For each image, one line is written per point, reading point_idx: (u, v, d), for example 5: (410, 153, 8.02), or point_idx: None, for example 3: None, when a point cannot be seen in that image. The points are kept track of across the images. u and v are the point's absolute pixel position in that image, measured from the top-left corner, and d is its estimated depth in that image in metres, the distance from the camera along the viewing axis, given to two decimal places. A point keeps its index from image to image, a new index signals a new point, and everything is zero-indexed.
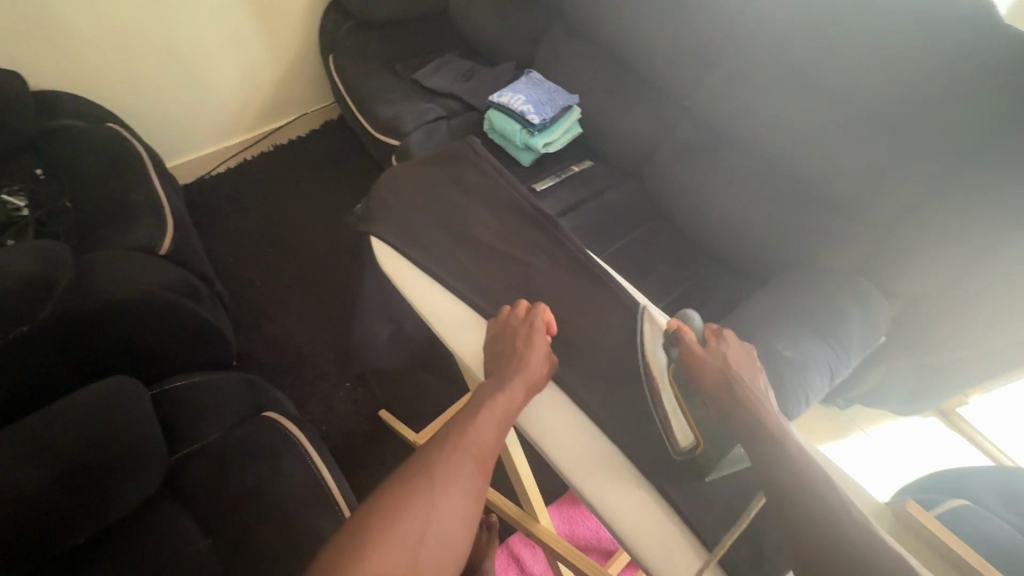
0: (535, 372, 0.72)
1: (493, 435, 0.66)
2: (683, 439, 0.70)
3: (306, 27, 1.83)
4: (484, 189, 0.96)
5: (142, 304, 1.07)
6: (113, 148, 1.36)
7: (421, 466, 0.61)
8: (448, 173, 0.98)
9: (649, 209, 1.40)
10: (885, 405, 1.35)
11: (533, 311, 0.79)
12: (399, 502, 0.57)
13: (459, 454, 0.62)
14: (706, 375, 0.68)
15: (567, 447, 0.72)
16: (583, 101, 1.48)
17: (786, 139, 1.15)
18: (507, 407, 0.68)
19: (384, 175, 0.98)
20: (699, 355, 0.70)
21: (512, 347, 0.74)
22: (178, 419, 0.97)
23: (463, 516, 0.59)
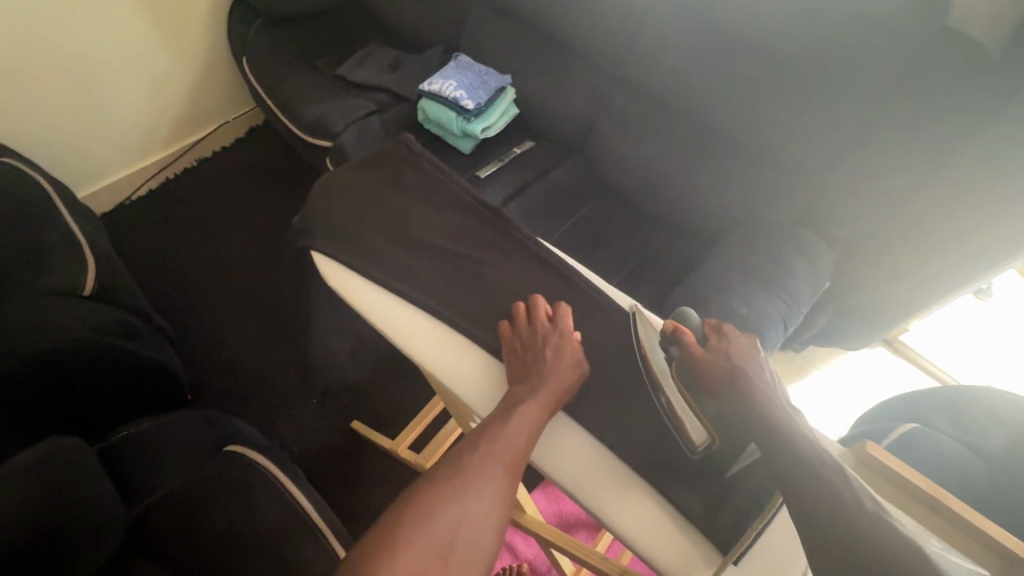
0: (563, 378, 0.72)
1: (524, 440, 0.66)
2: (694, 436, 0.71)
3: (213, 30, 1.70)
4: (422, 183, 0.92)
5: (74, 355, 0.99)
6: (15, 187, 1.23)
7: (453, 471, 0.64)
8: (383, 170, 0.94)
9: (596, 183, 1.40)
10: (837, 343, 1.43)
11: (557, 317, 0.77)
12: (426, 500, 0.60)
13: (489, 459, 0.64)
14: (709, 369, 0.69)
15: (577, 473, 0.72)
16: (516, 80, 1.44)
17: (719, 99, 1.16)
18: (537, 414, 0.68)
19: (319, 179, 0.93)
20: (701, 357, 0.70)
21: (537, 355, 0.73)
22: (133, 471, 0.90)
23: (492, 518, 0.61)
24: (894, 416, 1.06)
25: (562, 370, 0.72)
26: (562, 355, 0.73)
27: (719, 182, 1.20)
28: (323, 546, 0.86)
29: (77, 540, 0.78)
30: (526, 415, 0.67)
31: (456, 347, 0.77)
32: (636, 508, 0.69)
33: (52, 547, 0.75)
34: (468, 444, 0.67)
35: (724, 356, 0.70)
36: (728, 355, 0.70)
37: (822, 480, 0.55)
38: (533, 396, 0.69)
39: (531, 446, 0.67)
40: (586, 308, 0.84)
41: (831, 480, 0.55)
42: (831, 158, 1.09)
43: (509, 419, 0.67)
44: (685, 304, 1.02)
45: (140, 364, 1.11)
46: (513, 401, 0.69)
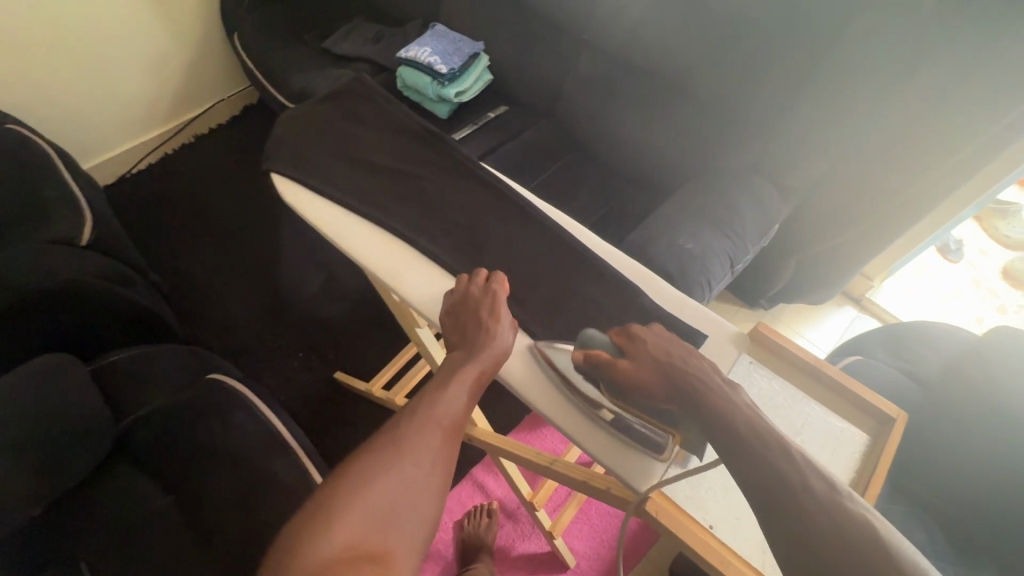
0: (502, 342, 0.69)
1: (462, 406, 0.64)
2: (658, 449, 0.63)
3: (206, 8, 1.78)
4: (382, 123, 0.99)
5: (71, 289, 1.07)
6: (19, 149, 1.32)
7: (389, 441, 0.59)
8: (344, 110, 1.01)
9: (567, 144, 1.46)
10: (800, 297, 1.48)
11: (494, 279, 0.74)
12: (359, 474, 0.55)
13: (427, 426, 0.60)
14: (638, 377, 0.59)
15: (534, 380, 0.70)
16: (490, 48, 1.51)
17: (675, 54, 1.21)
18: (477, 376, 0.66)
19: (282, 116, 0.99)
20: (625, 375, 0.59)
21: (477, 316, 0.71)
22: (120, 390, 0.98)
23: (433, 484, 0.57)
24: (846, 351, 1.14)
25: (499, 333, 0.69)
26: (502, 313, 0.71)
27: (679, 136, 1.26)
28: (293, 462, 0.95)
29: (66, 446, 0.86)
30: (463, 378, 0.65)
31: (401, 251, 0.81)
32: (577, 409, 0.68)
33: (42, 450, 0.84)
34: (405, 411, 0.63)
35: (650, 355, 0.59)
36: None
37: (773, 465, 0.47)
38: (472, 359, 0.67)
39: (469, 412, 0.65)
40: (526, 223, 0.87)
41: (790, 472, 0.47)
42: (781, 106, 1.13)
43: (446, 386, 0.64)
44: (638, 242, 1.08)
45: (130, 307, 1.19)
46: (450, 368, 0.67)
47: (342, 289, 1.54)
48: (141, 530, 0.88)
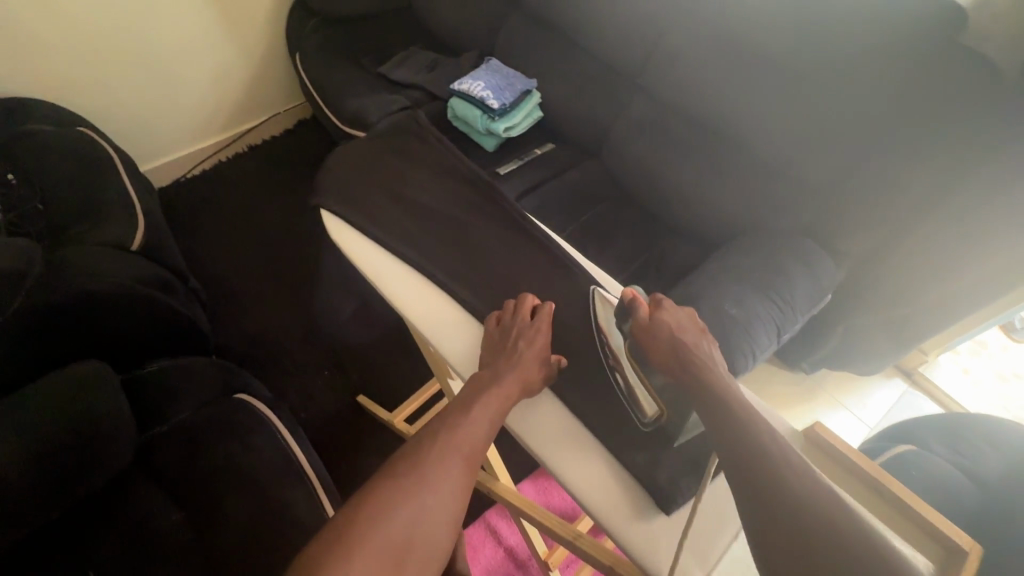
0: (529, 372, 0.73)
1: (484, 435, 0.67)
2: (646, 408, 0.73)
3: (273, 27, 1.85)
4: (434, 163, 0.99)
5: (115, 295, 1.11)
6: (85, 152, 1.41)
7: (414, 465, 0.62)
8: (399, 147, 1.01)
9: (611, 186, 1.43)
10: (846, 367, 1.41)
11: (538, 312, 0.79)
12: (382, 498, 0.58)
13: (451, 454, 0.64)
14: (656, 345, 0.71)
15: (545, 430, 0.75)
16: (543, 85, 1.50)
17: (731, 108, 1.18)
18: (500, 402, 0.70)
19: (338, 150, 1.01)
20: (646, 326, 0.73)
21: (509, 341, 0.76)
22: (150, 401, 0.99)
23: (453, 510, 0.61)
24: (895, 438, 1.05)
25: (529, 364, 0.73)
26: (535, 345, 0.75)
27: (731, 191, 1.22)
28: (309, 493, 0.94)
29: (86, 454, 0.86)
30: (487, 408, 0.69)
31: (438, 301, 0.82)
32: (601, 482, 0.71)
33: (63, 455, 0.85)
34: (428, 434, 0.66)
35: (667, 332, 0.71)
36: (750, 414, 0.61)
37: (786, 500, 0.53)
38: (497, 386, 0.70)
39: (490, 440, 0.68)
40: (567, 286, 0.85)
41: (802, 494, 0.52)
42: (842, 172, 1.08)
43: (472, 414, 0.68)
44: (679, 300, 1.04)
45: (168, 314, 1.22)
46: (476, 393, 0.71)
47: (373, 313, 1.54)
48: (148, 551, 0.86)
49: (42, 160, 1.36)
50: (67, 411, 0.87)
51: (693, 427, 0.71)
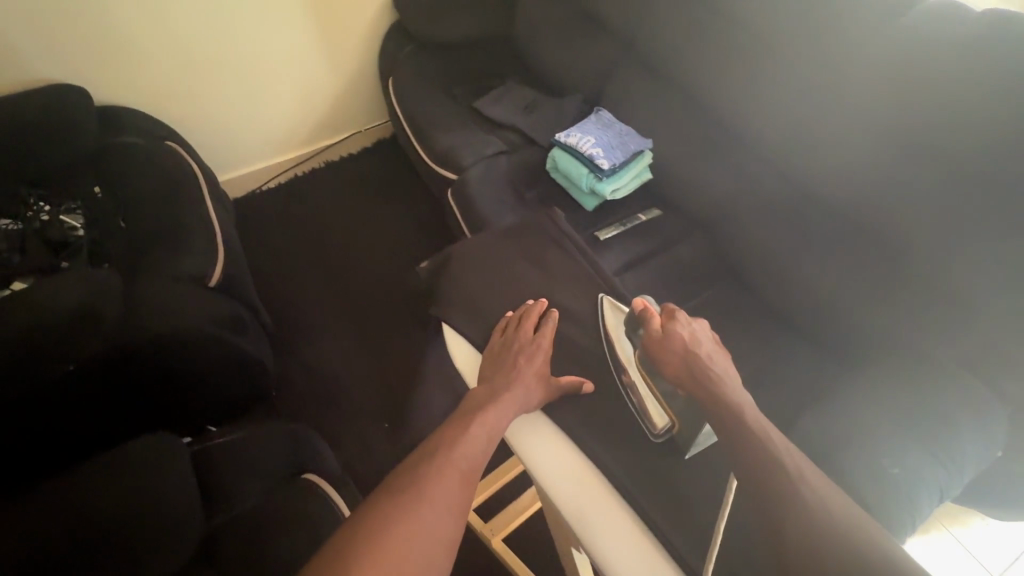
0: (524, 390, 0.86)
1: (480, 449, 0.77)
2: (657, 421, 0.88)
3: (367, 46, 1.77)
4: (553, 265, 1.08)
5: (189, 342, 1.05)
6: (169, 167, 1.35)
7: (417, 475, 0.70)
8: (522, 247, 1.10)
9: (722, 265, 1.28)
10: (977, 507, 1.21)
11: (540, 331, 0.94)
12: (394, 505, 0.66)
13: (451, 466, 0.72)
14: (669, 360, 0.82)
15: (538, 442, 0.87)
16: (656, 144, 1.36)
17: (884, 208, 1.00)
18: (496, 414, 0.81)
19: (456, 248, 1.09)
20: (655, 339, 0.85)
21: (511, 361, 0.90)
22: (218, 483, 0.92)
23: (453, 510, 0.68)
24: None
25: (527, 380, 0.88)
26: (531, 363, 0.90)
27: (887, 306, 1.02)
28: None
29: (144, 546, 0.79)
30: (484, 421, 0.80)
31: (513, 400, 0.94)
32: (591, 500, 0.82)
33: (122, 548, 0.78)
34: (430, 446, 0.75)
35: (680, 345, 0.82)
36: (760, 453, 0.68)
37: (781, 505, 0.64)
38: (495, 403, 0.82)
39: (485, 454, 0.77)
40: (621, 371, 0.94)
41: (790, 502, 0.64)
42: None
43: (469, 430, 0.78)
44: (819, 444, 0.91)
45: (237, 358, 1.16)
46: (475, 407, 0.82)
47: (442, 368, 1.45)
48: None
49: (127, 176, 1.32)
50: (133, 500, 0.83)
51: (706, 437, 0.84)
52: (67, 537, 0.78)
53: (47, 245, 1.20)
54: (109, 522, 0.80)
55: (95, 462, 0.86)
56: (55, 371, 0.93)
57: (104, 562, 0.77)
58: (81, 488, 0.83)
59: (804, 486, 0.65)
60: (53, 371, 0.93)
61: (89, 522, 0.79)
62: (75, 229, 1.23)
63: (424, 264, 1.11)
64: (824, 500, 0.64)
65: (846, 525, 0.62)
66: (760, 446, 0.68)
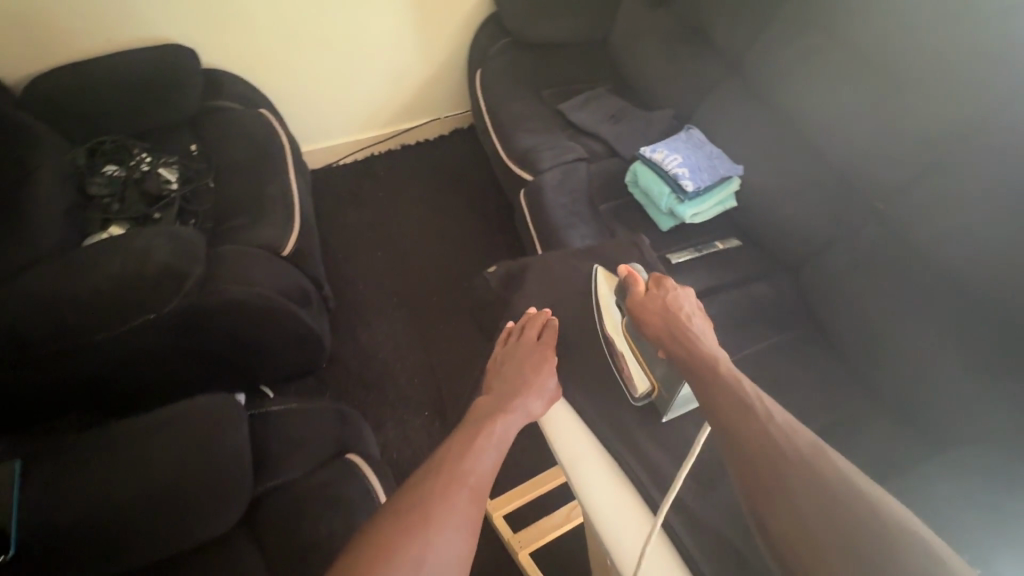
0: (531, 400, 0.82)
1: (487, 472, 0.71)
2: (639, 385, 0.89)
3: (460, 36, 1.77)
4: None
5: (258, 308, 1.10)
6: (259, 135, 1.40)
7: (422, 500, 0.65)
8: (606, 270, 1.05)
9: (799, 309, 1.20)
10: None
11: (543, 340, 0.92)
12: (398, 533, 0.60)
13: (458, 486, 0.67)
14: (651, 319, 0.80)
15: (558, 418, 0.81)
16: (747, 171, 1.29)
17: (1001, 279, 0.90)
18: (501, 436, 0.76)
19: (539, 260, 1.06)
20: (642, 301, 0.83)
21: (518, 372, 0.87)
22: (267, 451, 0.95)
23: (461, 539, 0.63)
24: None
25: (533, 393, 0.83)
26: (538, 376, 0.86)
27: (989, 391, 0.91)
28: None
29: (192, 507, 0.84)
30: (490, 443, 0.74)
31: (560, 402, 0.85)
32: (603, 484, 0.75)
33: (170, 503, 0.84)
34: (436, 461, 0.71)
35: (664, 305, 0.81)
36: (730, 402, 0.64)
37: (758, 456, 0.59)
38: (502, 419, 0.78)
39: (493, 478, 0.71)
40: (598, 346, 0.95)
41: (763, 444, 0.59)
42: None
43: (477, 452, 0.72)
44: None
45: (298, 328, 1.20)
46: (482, 427, 0.77)
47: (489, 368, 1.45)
48: None
49: (222, 140, 1.38)
50: (191, 453, 0.88)
51: (685, 402, 0.87)
52: (132, 476, 0.84)
53: (144, 197, 1.29)
54: (166, 473, 0.85)
55: (161, 413, 0.92)
56: (131, 322, 0.99)
57: (151, 508, 0.82)
58: (142, 438, 0.88)
59: (771, 425, 0.61)
60: (133, 319, 0.99)
61: (150, 470, 0.85)
62: (170, 183, 1.29)
63: (492, 268, 1.09)
64: (799, 444, 0.59)
65: (832, 476, 0.56)
66: (728, 401, 0.64)
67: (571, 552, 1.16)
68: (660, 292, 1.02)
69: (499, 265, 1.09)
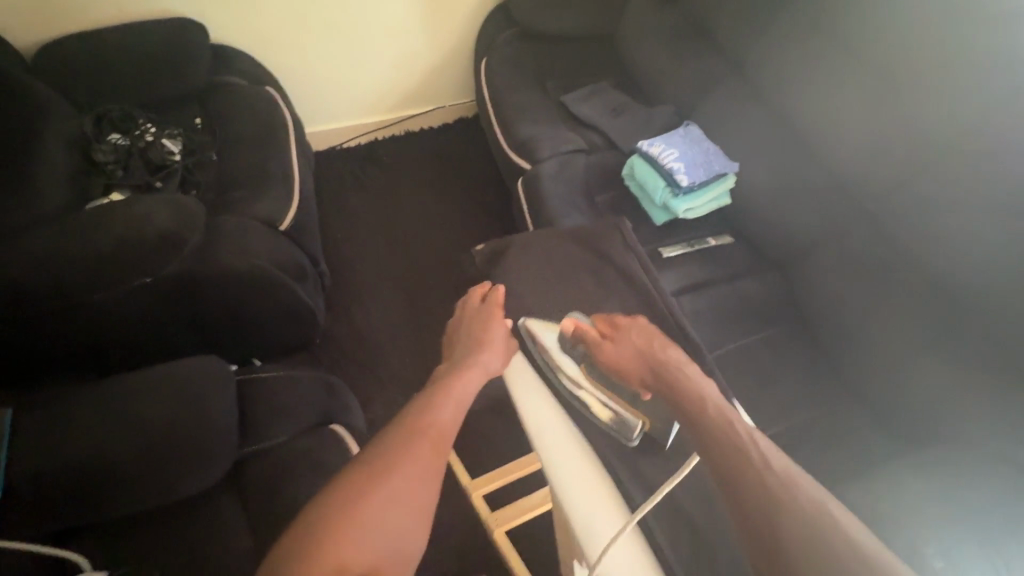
0: (489, 358, 0.85)
1: (448, 426, 0.73)
2: (628, 425, 0.85)
3: (468, 25, 1.78)
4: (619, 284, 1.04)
5: (253, 278, 1.12)
6: (263, 112, 1.42)
7: (383, 453, 0.67)
8: (585, 256, 1.07)
9: (785, 307, 1.22)
10: None
11: (489, 301, 0.94)
12: (357, 481, 0.63)
13: (418, 439, 0.69)
14: (626, 364, 0.82)
15: (538, 404, 0.82)
16: (743, 170, 1.30)
17: (982, 285, 0.91)
18: (461, 394, 0.78)
19: (521, 240, 1.07)
20: (605, 349, 0.84)
21: (475, 334, 0.89)
22: (255, 415, 0.97)
23: (421, 484, 0.65)
24: None
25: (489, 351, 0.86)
26: (492, 333, 0.88)
27: (961, 394, 0.93)
28: None
29: (169, 459, 0.86)
30: (450, 400, 0.76)
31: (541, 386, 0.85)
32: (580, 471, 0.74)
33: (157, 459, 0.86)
34: (397, 420, 0.73)
35: (635, 345, 0.83)
36: (723, 441, 0.67)
37: (748, 493, 0.62)
38: (461, 378, 0.80)
39: (454, 432, 0.73)
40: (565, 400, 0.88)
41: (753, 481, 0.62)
42: None
43: (437, 408, 0.74)
44: None
45: (292, 301, 1.22)
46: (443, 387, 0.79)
47: None
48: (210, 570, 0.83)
49: (227, 114, 1.40)
50: (180, 412, 0.90)
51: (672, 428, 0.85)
52: (122, 431, 0.87)
53: (147, 165, 1.31)
54: (155, 430, 0.88)
55: (152, 373, 0.93)
56: (128, 283, 1.02)
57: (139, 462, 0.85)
58: (133, 395, 0.90)
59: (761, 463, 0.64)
60: (132, 281, 1.02)
61: (139, 425, 0.88)
62: (173, 153, 1.31)
63: (479, 247, 1.09)
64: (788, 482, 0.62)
65: (809, 506, 0.59)
66: (720, 439, 0.67)
67: (548, 533, 1.18)
68: (648, 282, 1.04)
69: (486, 245, 1.09)
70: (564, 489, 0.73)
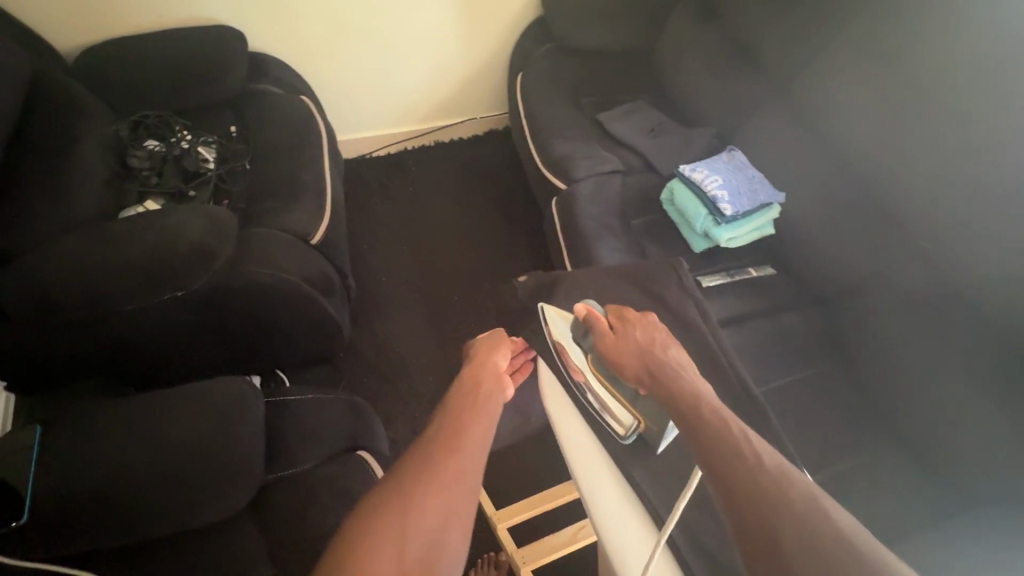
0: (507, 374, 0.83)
1: (478, 443, 0.69)
2: (625, 425, 0.82)
3: (504, 37, 1.76)
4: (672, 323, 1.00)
5: (283, 293, 1.10)
6: (297, 121, 1.40)
7: (413, 472, 0.63)
8: (637, 292, 1.02)
9: (830, 345, 1.16)
10: None
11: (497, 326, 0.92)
12: (384, 502, 0.60)
13: (448, 456, 0.65)
14: (626, 361, 0.76)
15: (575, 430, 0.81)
16: (788, 199, 1.25)
17: None
18: (490, 409, 0.75)
19: (573, 275, 1.02)
20: (612, 343, 0.79)
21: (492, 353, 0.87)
22: (282, 438, 0.95)
23: (452, 507, 0.61)
24: None
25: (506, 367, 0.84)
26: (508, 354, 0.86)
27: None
28: None
29: (193, 483, 0.84)
30: (481, 416, 0.73)
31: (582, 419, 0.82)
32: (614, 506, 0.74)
33: (181, 481, 0.84)
34: (427, 436, 0.69)
35: (638, 342, 0.77)
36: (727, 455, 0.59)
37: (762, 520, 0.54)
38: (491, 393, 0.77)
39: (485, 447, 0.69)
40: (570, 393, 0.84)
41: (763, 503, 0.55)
42: None
43: (467, 424, 0.71)
44: None
45: (320, 316, 1.20)
46: (473, 401, 0.75)
47: None
48: None
49: (261, 123, 1.40)
50: (206, 434, 0.88)
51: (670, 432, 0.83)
52: (148, 451, 0.85)
53: (181, 173, 1.31)
54: (181, 452, 0.86)
55: (180, 392, 0.92)
56: (158, 298, 0.99)
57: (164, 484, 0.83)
58: (160, 415, 0.88)
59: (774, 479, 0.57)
60: (162, 295, 0.99)
61: (165, 447, 0.85)
62: (208, 162, 1.31)
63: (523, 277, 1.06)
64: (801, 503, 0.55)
65: (832, 536, 0.52)
66: (726, 453, 0.60)
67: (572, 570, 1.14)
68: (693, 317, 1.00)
69: (529, 275, 1.05)
70: (603, 520, 0.73)
